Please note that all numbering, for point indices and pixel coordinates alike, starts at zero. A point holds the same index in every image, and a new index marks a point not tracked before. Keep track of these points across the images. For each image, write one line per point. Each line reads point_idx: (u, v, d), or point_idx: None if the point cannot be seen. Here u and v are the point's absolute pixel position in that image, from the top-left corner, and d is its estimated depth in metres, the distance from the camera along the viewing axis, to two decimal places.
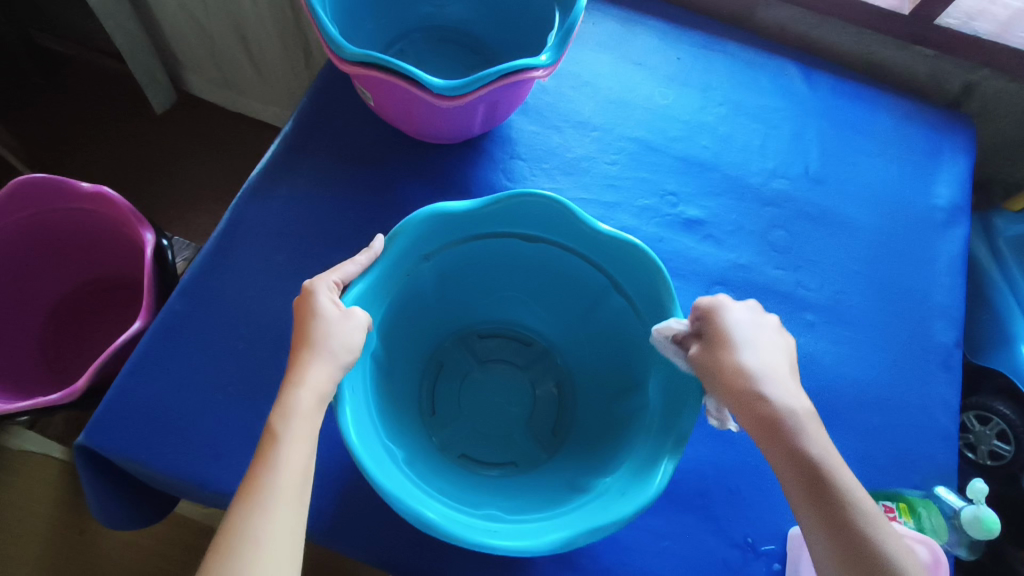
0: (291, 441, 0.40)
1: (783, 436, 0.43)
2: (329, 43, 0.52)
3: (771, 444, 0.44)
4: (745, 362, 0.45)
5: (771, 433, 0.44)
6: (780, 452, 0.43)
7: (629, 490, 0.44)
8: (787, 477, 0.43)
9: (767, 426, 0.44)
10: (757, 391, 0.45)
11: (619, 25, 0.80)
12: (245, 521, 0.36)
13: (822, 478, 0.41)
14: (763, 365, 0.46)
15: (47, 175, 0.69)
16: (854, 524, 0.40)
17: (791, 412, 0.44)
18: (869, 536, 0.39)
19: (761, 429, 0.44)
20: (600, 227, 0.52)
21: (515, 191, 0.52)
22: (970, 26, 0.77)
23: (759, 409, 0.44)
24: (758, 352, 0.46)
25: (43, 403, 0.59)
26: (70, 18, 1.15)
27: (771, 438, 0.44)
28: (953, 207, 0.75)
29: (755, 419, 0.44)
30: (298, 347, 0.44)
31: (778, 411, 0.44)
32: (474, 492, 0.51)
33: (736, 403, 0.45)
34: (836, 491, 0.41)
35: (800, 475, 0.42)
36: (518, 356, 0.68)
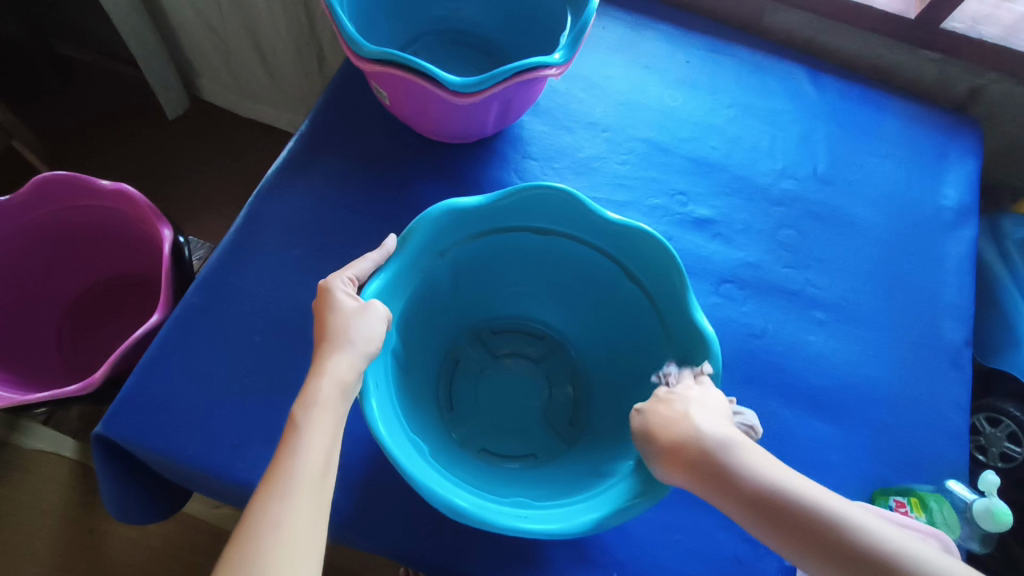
0: (314, 430, 0.40)
1: (789, 519, 0.37)
2: (348, 41, 0.53)
3: (778, 536, 0.38)
4: (707, 438, 0.42)
5: (773, 518, 0.38)
6: (795, 542, 0.37)
7: (656, 474, 0.44)
8: (816, 568, 0.36)
9: (764, 514, 0.38)
10: (739, 470, 0.40)
11: (628, 29, 0.81)
12: (269, 506, 0.36)
13: (853, 548, 0.35)
14: (728, 438, 0.42)
15: (68, 173, 0.71)
16: (821, 525, 0.36)
17: (781, 485, 0.39)
18: (838, 531, 0.36)
19: (757, 519, 0.39)
20: (610, 217, 0.53)
21: (526, 184, 0.53)
22: (976, 30, 0.78)
23: (749, 494, 0.39)
24: (714, 426, 0.43)
25: (62, 393, 0.59)
26: (89, 25, 1.17)
27: (781, 528, 0.37)
28: (960, 208, 0.76)
29: (748, 507, 0.39)
30: (319, 341, 0.45)
31: (769, 487, 0.39)
32: (498, 483, 0.52)
33: (720, 494, 0.40)
34: (790, 503, 0.38)
35: (831, 561, 0.36)
36: (532, 350, 0.69)
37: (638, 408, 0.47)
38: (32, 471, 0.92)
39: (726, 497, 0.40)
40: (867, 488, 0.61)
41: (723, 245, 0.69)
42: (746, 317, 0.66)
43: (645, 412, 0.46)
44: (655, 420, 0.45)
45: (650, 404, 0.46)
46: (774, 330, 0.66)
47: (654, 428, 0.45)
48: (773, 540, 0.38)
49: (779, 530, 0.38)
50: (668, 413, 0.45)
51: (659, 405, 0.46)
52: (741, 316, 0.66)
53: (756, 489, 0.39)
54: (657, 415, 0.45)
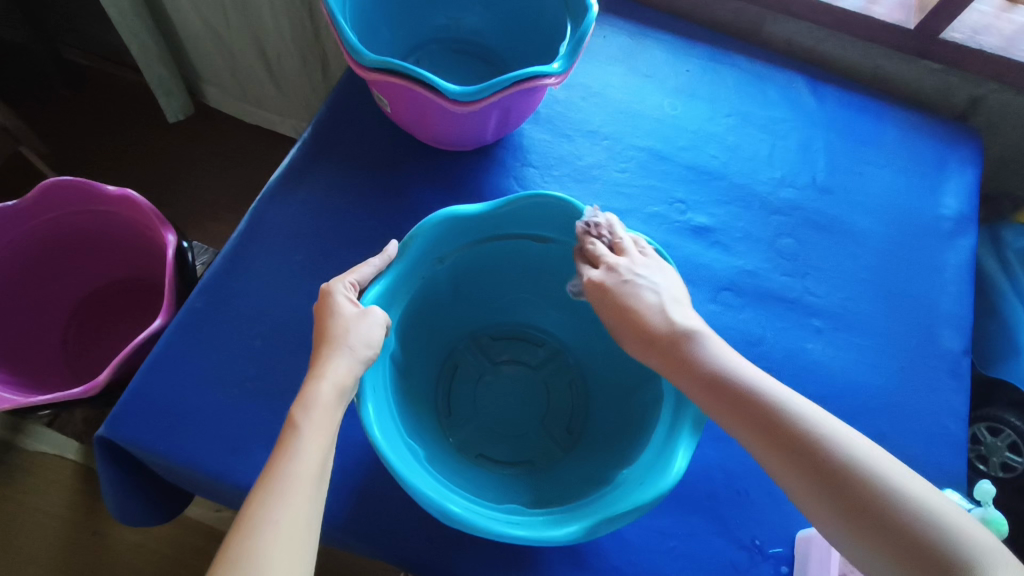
0: (311, 430, 0.41)
1: (737, 398, 0.44)
2: (349, 50, 0.54)
3: (726, 412, 0.44)
4: (679, 327, 0.48)
5: (726, 395, 0.44)
6: (740, 417, 0.43)
7: (647, 479, 0.45)
8: (750, 441, 0.43)
9: (717, 393, 0.45)
10: (703, 356, 0.46)
11: (629, 38, 0.82)
12: (268, 504, 0.37)
13: (785, 428, 0.42)
14: (696, 330, 0.48)
15: (74, 178, 0.72)
16: (822, 454, 0.40)
17: (781, 407, 0.43)
18: (838, 462, 0.39)
19: (755, 433, 0.43)
20: (609, 225, 0.54)
21: (526, 192, 0.53)
22: (975, 40, 0.77)
23: (752, 411, 0.43)
24: (684, 315, 0.49)
25: (65, 396, 0.60)
26: (97, 33, 1.19)
27: (731, 406, 0.44)
28: (960, 217, 0.76)
29: (704, 386, 0.45)
30: (319, 344, 0.45)
31: (777, 412, 0.42)
32: (494, 490, 0.52)
33: (731, 415, 0.44)
34: (796, 432, 0.41)
35: (763, 435, 0.42)
36: (531, 356, 0.69)
37: (601, 280, 0.51)
38: (37, 473, 0.93)
39: (687, 379, 0.46)
40: None
41: (721, 252, 0.70)
42: (744, 325, 0.66)
43: (610, 288, 0.50)
44: (624, 293, 0.50)
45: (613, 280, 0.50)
46: (771, 338, 0.66)
47: (622, 307, 0.50)
48: (719, 415, 0.45)
49: (728, 406, 0.44)
50: (636, 300, 0.49)
51: (621, 283, 0.50)
52: (739, 323, 0.66)
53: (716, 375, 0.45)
54: (625, 294, 0.50)
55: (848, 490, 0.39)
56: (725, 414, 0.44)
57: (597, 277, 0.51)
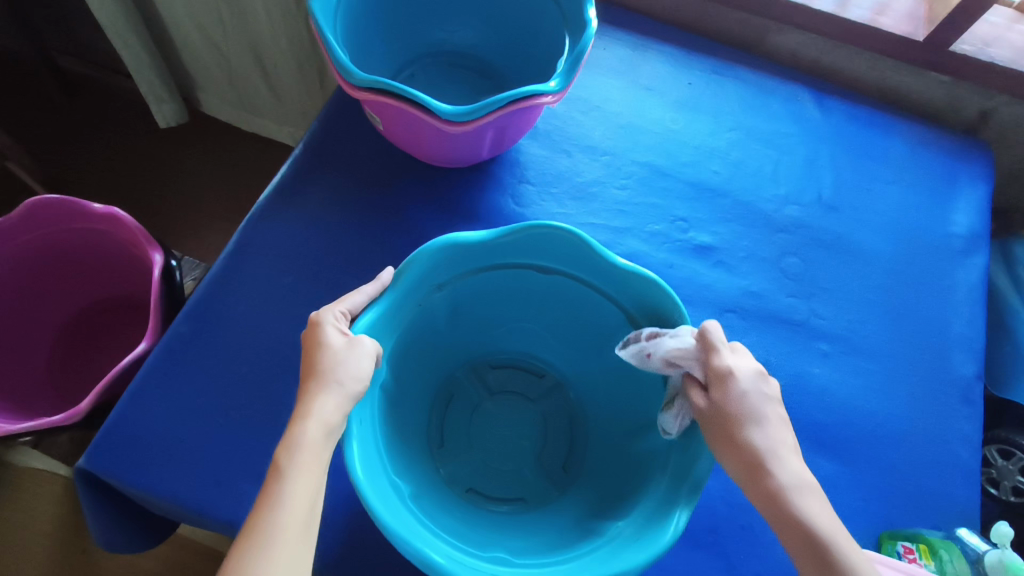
0: (297, 475, 0.39)
1: (742, 451, 0.43)
2: (339, 69, 0.52)
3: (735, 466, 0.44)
4: (766, 444, 0.43)
5: (786, 520, 0.41)
6: (804, 555, 0.39)
7: (650, 526, 0.43)
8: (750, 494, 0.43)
9: (783, 520, 0.41)
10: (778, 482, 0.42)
11: (630, 50, 0.79)
12: (250, 560, 0.35)
13: None
14: (767, 425, 0.44)
15: (60, 197, 0.70)
16: None
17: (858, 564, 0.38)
18: None
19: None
20: (617, 260, 0.52)
21: (529, 223, 0.52)
22: (986, 52, 0.75)
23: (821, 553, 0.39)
24: (776, 434, 0.44)
25: (46, 423, 0.59)
26: (90, 41, 1.17)
27: (794, 533, 0.40)
28: (971, 235, 0.74)
29: (767, 500, 0.42)
30: (306, 379, 0.43)
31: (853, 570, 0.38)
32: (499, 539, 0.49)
33: (791, 539, 0.40)
34: None
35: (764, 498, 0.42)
36: (530, 388, 0.67)
37: (740, 373, 0.45)
38: (26, 490, 0.91)
39: (758, 490, 0.42)
40: (873, 531, 0.58)
41: (724, 273, 0.68)
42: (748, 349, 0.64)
43: (743, 387, 0.45)
44: (748, 395, 0.44)
45: (752, 384, 0.45)
46: (777, 362, 0.64)
47: (748, 404, 0.44)
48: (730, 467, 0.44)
49: (791, 534, 0.40)
50: (769, 418, 0.44)
51: (754, 384, 0.45)
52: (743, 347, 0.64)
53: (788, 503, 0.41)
54: (754, 405, 0.44)
55: None
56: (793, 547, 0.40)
57: (734, 367, 0.45)
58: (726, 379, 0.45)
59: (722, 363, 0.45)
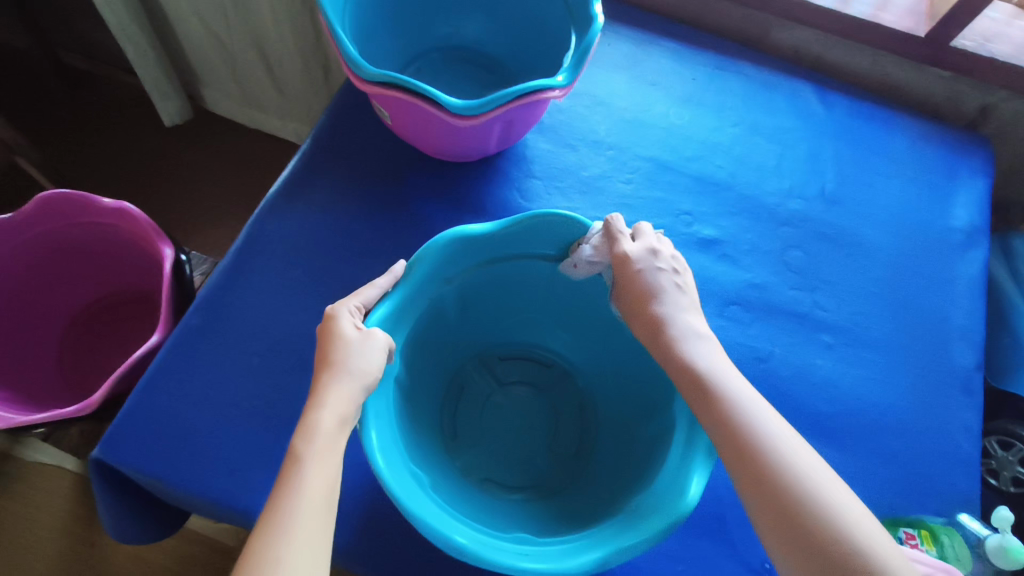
0: (314, 462, 0.39)
1: (706, 394, 0.43)
2: (350, 63, 0.52)
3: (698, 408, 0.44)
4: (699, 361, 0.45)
5: (730, 437, 0.41)
6: (746, 473, 0.40)
7: (660, 505, 0.44)
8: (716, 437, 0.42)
9: (723, 435, 0.41)
10: (720, 402, 0.43)
11: (634, 45, 0.80)
12: (271, 543, 0.36)
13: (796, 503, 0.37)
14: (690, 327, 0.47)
15: (70, 192, 0.71)
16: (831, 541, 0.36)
17: (800, 475, 0.38)
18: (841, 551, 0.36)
19: (761, 494, 0.39)
20: None
21: (535, 212, 0.53)
22: (986, 48, 0.76)
23: (763, 468, 0.39)
24: (705, 350, 0.46)
25: (59, 415, 0.59)
26: (95, 37, 1.18)
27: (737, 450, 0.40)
28: (971, 228, 0.75)
29: (711, 422, 0.42)
30: (319, 370, 0.44)
31: (794, 481, 0.38)
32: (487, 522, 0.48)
33: (734, 457, 0.41)
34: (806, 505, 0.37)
35: (728, 437, 0.41)
36: (539, 379, 0.68)
37: (634, 256, 0.50)
38: (35, 484, 0.92)
39: (703, 411, 0.43)
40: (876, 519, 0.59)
41: (728, 266, 0.68)
42: (752, 340, 0.65)
43: (640, 267, 0.50)
44: (643, 276, 0.50)
45: (645, 262, 0.50)
46: (781, 353, 0.65)
47: (647, 288, 0.49)
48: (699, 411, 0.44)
49: (733, 453, 0.41)
50: (668, 291, 0.49)
51: (647, 261, 0.50)
52: (747, 339, 0.65)
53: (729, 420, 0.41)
54: (653, 282, 0.49)
55: None
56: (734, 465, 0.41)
57: (632, 252, 0.51)
58: (625, 263, 0.51)
59: (620, 253, 0.51)
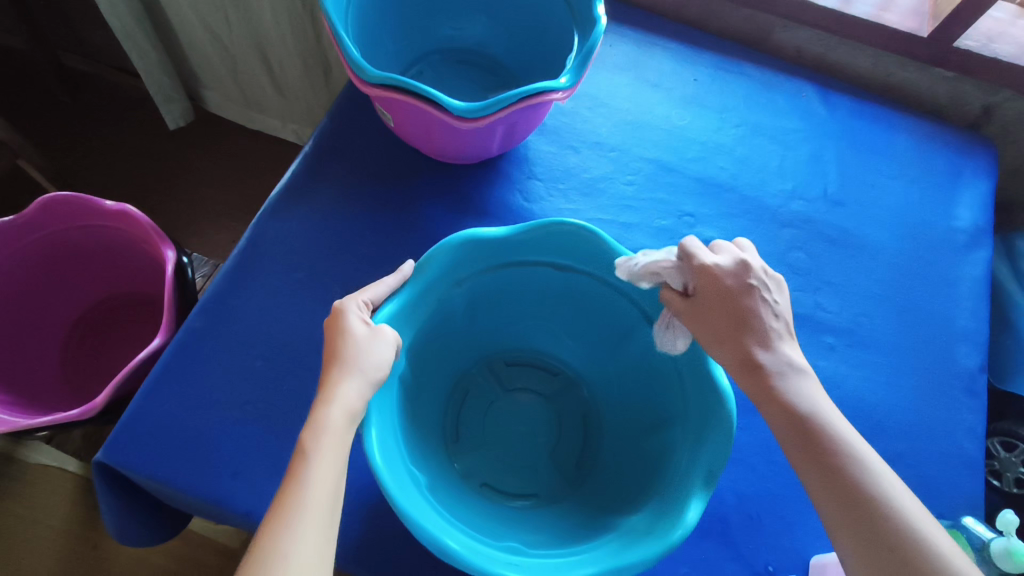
0: (320, 457, 0.39)
1: (822, 447, 0.42)
2: (352, 66, 0.52)
3: (806, 461, 0.42)
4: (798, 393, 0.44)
5: (829, 471, 0.41)
6: (847, 509, 0.39)
7: (664, 520, 0.44)
8: (828, 500, 0.40)
9: (825, 473, 0.41)
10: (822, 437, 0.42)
11: (636, 46, 0.80)
12: (277, 537, 0.36)
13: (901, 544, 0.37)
14: (794, 362, 0.46)
15: (73, 194, 0.71)
16: None
17: (904, 518, 0.38)
18: None
19: (867, 534, 0.38)
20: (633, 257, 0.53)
21: (548, 220, 0.53)
22: (990, 48, 0.76)
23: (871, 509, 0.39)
24: (804, 384, 0.45)
25: (62, 418, 0.59)
26: (95, 39, 1.18)
27: (837, 485, 0.40)
28: (975, 229, 0.75)
29: (809, 454, 0.42)
30: (327, 365, 0.44)
31: (899, 520, 0.38)
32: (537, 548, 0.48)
33: (835, 492, 0.40)
34: (912, 547, 0.37)
35: (845, 502, 0.39)
36: (544, 385, 0.68)
37: (721, 270, 0.48)
38: (37, 486, 0.92)
39: (801, 447, 0.42)
40: None
41: None
42: None
43: (731, 285, 0.48)
44: (735, 295, 0.48)
45: (736, 277, 0.48)
46: None
47: (737, 308, 0.47)
48: (808, 467, 0.42)
49: (831, 487, 0.40)
50: (765, 318, 0.47)
51: (757, 283, 0.48)
52: None
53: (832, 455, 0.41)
54: (747, 304, 0.47)
55: None
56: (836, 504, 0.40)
57: (717, 265, 0.49)
58: (712, 278, 0.48)
59: (704, 265, 0.49)
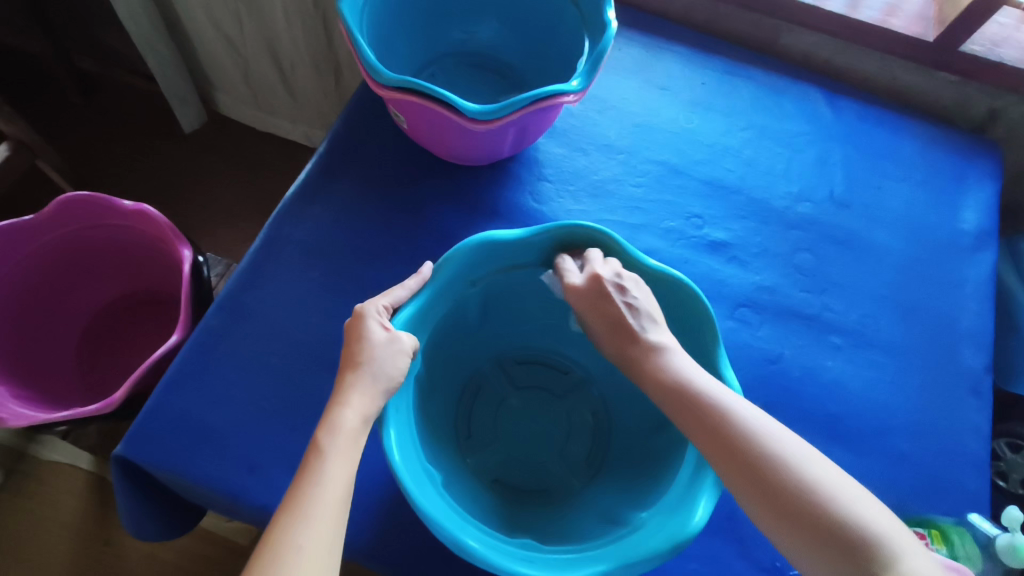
0: (334, 456, 0.41)
1: (676, 389, 0.47)
2: (368, 69, 0.53)
3: (671, 406, 0.47)
4: (651, 342, 0.50)
5: (681, 402, 0.46)
6: (701, 432, 0.45)
7: (670, 518, 0.45)
8: (709, 454, 0.44)
9: (675, 400, 0.47)
10: (665, 367, 0.48)
11: (644, 50, 0.81)
12: (290, 531, 0.37)
13: (740, 440, 0.43)
14: (668, 343, 0.50)
15: (91, 194, 0.72)
16: (774, 468, 0.42)
17: (739, 419, 0.44)
18: (786, 474, 0.41)
19: (713, 442, 0.44)
20: (647, 261, 0.54)
21: (564, 222, 0.55)
22: (995, 53, 0.77)
23: (712, 421, 0.45)
24: (657, 333, 0.51)
25: (82, 413, 0.61)
26: (110, 43, 1.19)
27: (685, 409, 0.46)
28: (979, 231, 0.75)
29: (661, 391, 0.48)
30: (344, 368, 0.45)
31: (737, 423, 0.44)
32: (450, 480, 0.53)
33: (687, 417, 0.46)
34: (749, 442, 0.43)
35: (721, 451, 0.43)
36: (554, 383, 0.69)
37: (579, 289, 0.53)
38: (50, 483, 0.93)
39: (652, 385, 0.48)
40: None
41: (738, 268, 0.69)
42: (762, 342, 0.66)
43: (597, 297, 0.52)
44: (603, 308, 0.52)
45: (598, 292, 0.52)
46: (790, 355, 0.66)
47: (603, 315, 0.52)
48: (711, 456, 0.44)
49: (684, 414, 0.46)
50: (625, 316, 0.51)
51: (613, 287, 0.51)
52: (757, 340, 0.66)
53: (676, 384, 0.47)
54: (611, 307, 0.51)
55: (788, 502, 0.40)
56: (690, 428, 0.46)
57: (578, 284, 0.53)
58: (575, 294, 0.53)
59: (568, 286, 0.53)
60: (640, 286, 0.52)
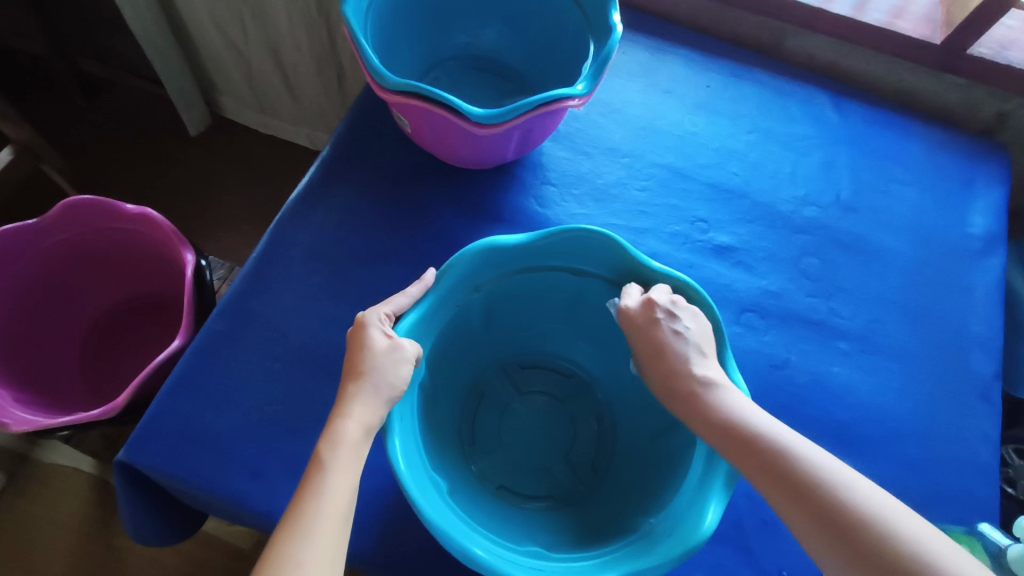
0: (336, 468, 0.41)
1: (738, 435, 0.45)
2: (372, 73, 0.53)
3: (732, 453, 0.45)
4: (702, 377, 0.48)
5: (743, 448, 0.44)
6: (768, 479, 0.42)
7: (678, 526, 0.44)
8: (780, 504, 0.42)
9: (737, 446, 0.44)
10: (723, 410, 0.46)
11: (649, 54, 0.81)
12: (292, 544, 0.37)
13: (812, 488, 0.41)
14: (717, 378, 0.48)
15: (94, 197, 0.72)
16: (852, 517, 0.39)
17: (809, 465, 0.42)
18: (864, 523, 0.38)
19: (784, 491, 0.41)
20: (652, 264, 0.53)
21: (566, 226, 0.53)
22: (1003, 55, 0.76)
23: (780, 468, 0.42)
24: (706, 366, 0.49)
25: (84, 418, 0.60)
26: (114, 46, 1.20)
27: (748, 454, 0.44)
28: (988, 235, 0.75)
29: (721, 437, 0.45)
30: (346, 378, 0.45)
31: (807, 469, 0.41)
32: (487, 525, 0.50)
33: (750, 464, 0.43)
34: (823, 490, 0.40)
35: (794, 499, 0.41)
36: (559, 388, 0.68)
37: (629, 312, 0.52)
38: (53, 486, 0.93)
39: (709, 430, 0.46)
40: None
41: (744, 273, 0.69)
42: (769, 347, 0.65)
43: (648, 322, 0.51)
44: (655, 336, 0.50)
45: (647, 317, 0.51)
46: (797, 360, 0.65)
47: (655, 346, 0.51)
48: (757, 482, 0.43)
49: (750, 462, 0.43)
50: (676, 344, 0.50)
51: (665, 312, 0.50)
52: (763, 346, 0.65)
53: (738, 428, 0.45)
54: (661, 336, 0.50)
55: (871, 552, 0.37)
56: (756, 476, 0.43)
57: (629, 307, 0.52)
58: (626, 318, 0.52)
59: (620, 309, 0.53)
60: (698, 317, 0.50)
